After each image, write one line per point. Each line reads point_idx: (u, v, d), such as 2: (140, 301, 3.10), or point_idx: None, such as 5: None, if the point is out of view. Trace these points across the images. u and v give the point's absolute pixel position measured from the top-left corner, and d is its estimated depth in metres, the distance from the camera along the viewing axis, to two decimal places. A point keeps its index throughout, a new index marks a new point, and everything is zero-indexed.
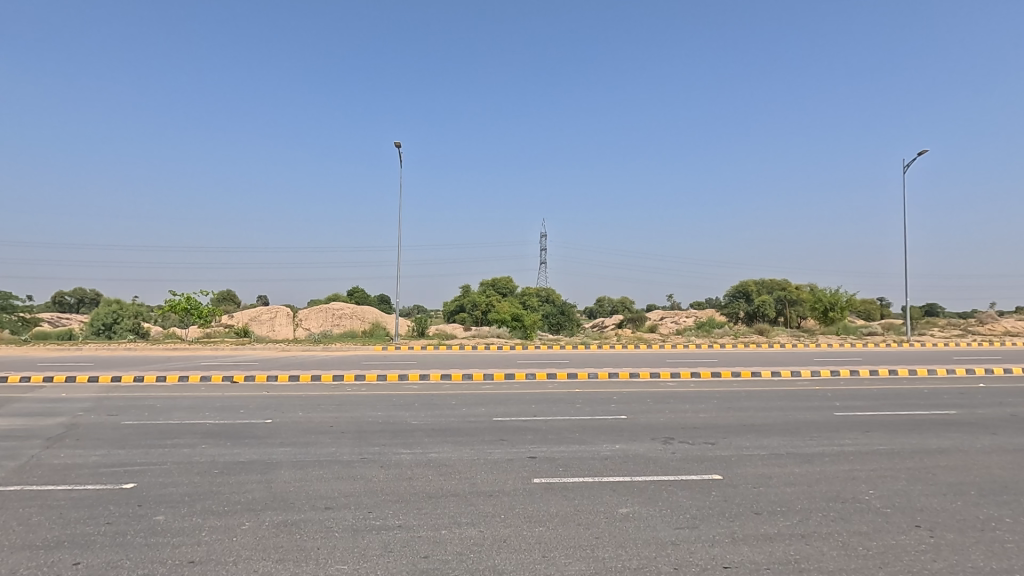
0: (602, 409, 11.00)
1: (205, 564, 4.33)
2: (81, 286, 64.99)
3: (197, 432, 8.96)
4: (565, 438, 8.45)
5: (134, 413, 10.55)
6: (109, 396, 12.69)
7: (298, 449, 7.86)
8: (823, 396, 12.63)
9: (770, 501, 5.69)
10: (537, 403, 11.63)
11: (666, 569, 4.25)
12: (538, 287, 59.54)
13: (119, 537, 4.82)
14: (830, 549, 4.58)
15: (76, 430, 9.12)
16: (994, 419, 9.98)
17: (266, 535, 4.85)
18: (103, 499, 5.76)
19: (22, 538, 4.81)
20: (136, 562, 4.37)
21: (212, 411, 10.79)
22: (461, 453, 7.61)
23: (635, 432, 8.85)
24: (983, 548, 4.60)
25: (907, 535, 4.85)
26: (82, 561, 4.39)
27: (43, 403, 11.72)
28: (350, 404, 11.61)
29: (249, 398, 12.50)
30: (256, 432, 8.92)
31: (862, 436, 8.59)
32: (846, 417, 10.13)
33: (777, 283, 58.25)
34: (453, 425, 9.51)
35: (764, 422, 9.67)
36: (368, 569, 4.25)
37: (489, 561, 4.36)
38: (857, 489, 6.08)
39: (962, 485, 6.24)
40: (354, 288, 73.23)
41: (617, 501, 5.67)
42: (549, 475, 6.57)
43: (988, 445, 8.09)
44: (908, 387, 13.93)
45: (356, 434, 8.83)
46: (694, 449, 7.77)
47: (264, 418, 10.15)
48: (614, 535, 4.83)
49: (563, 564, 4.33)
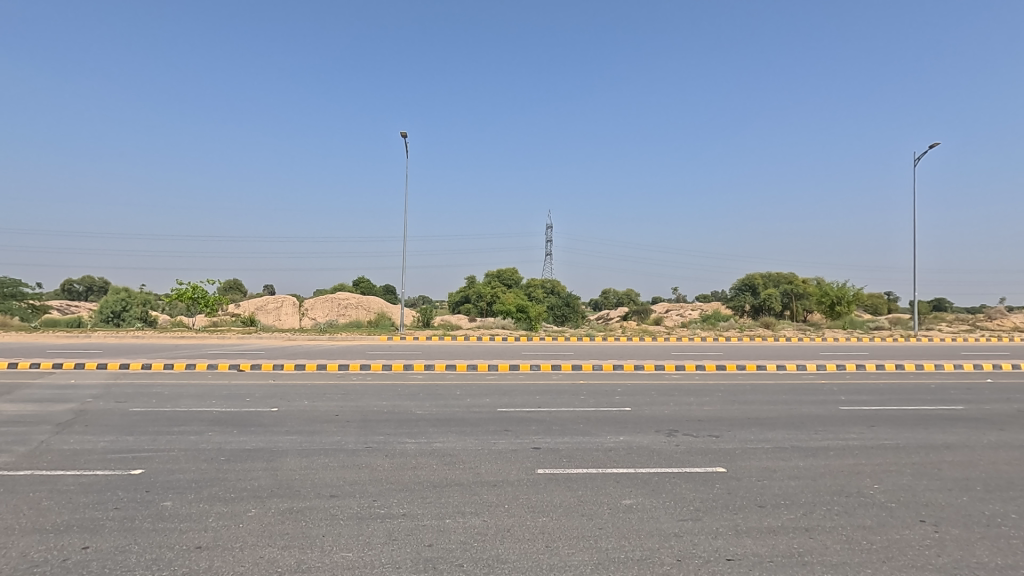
0: (605, 401, 10.97)
1: (212, 550, 4.37)
2: (90, 274, 65.92)
3: (204, 419, 9.04)
4: (569, 430, 8.46)
5: (142, 401, 10.62)
6: (118, 383, 12.77)
7: (304, 437, 7.93)
8: (828, 389, 12.65)
9: (774, 494, 5.69)
10: (541, 394, 11.66)
11: (670, 560, 4.26)
12: (543, 281, 60.18)
13: (127, 522, 4.87)
14: (833, 543, 4.57)
15: (85, 416, 9.23)
16: (1002, 415, 9.92)
17: (273, 523, 4.88)
18: (111, 485, 5.83)
19: (32, 521, 4.87)
20: (145, 546, 4.42)
21: (218, 399, 10.87)
22: (466, 442, 7.66)
23: (639, 424, 8.90)
24: (989, 544, 4.59)
25: (912, 530, 4.83)
26: (91, 545, 4.44)
27: (52, 390, 11.80)
28: (355, 393, 11.66)
29: (255, 386, 12.56)
30: (263, 420, 9.00)
31: (868, 431, 8.54)
32: (852, 411, 10.09)
33: (783, 278, 58.39)
34: (458, 414, 9.59)
35: (768, 416, 9.63)
36: (373, 556, 4.28)
37: (493, 551, 4.38)
38: (862, 482, 6.08)
39: (968, 481, 6.20)
40: (359, 281, 75.69)
41: (621, 492, 5.69)
42: (552, 467, 6.56)
43: (996, 440, 8.04)
44: (915, 382, 13.87)
45: (361, 423, 8.86)
46: (698, 442, 7.80)
47: (270, 406, 10.23)
48: (617, 527, 4.84)
49: (565, 554, 4.35)
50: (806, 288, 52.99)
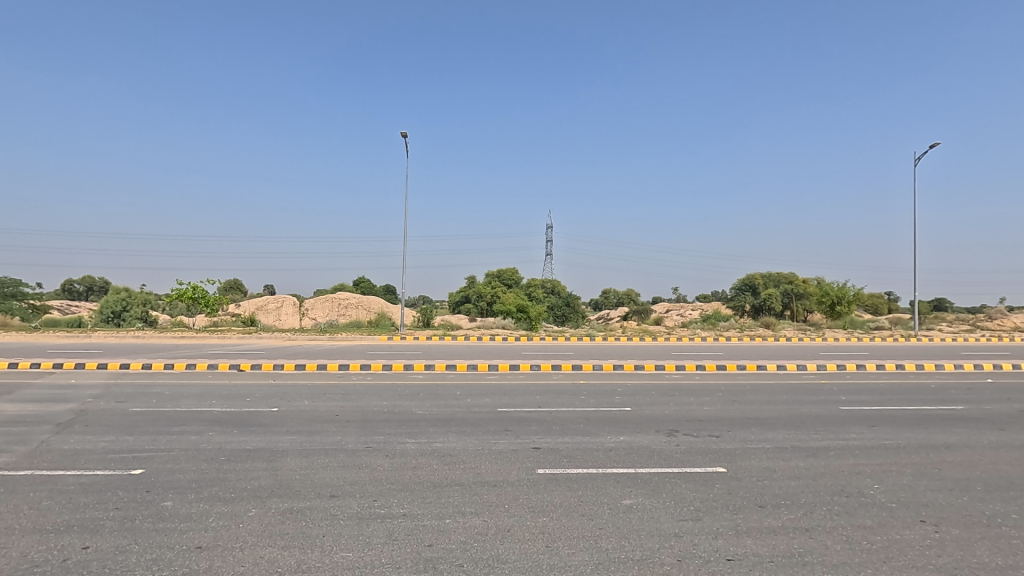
0: (606, 401, 10.96)
1: (212, 550, 4.37)
2: (90, 274, 65.96)
3: (203, 419, 9.04)
4: (569, 430, 8.46)
5: (142, 401, 10.63)
6: (118, 383, 12.76)
7: (304, 437, 7.93)
8: (829, 389, 12.65)
9: (774, 494, 5.69)
10: (541, 394, 11.66)
11: (670, 560, 4.26)
12: (543, 281, 60.21)
13: (127, 522, 4.87)
14: (834, 543, 4.57)
15: (85, 416, 9.23)
16: (1002, 415, 9.91)
17: (273, 523, 4.88)
18: (111, 485, 5.83)
19: (32, 521, 4.87)
20: (145, 546, 4.43)
21: (219, 399, 10.87)
22: (466, 442, 7.65)
23: (640, 424, 8.89)
24: (990, 544, 4.58)
25: (912, 530, 4.83)
26: (92, 545, 4.44)
27: (53, 390, 11.81)
28: (355, 393, 11.65)
29: (255, 386, 12.55)
30: (263, 420, 9.00)
31: (868, 431, 8.53)
32: (852, 411, 10.09)
33: (783, 278, 58.40)
34: (458, 414, 9.59)
35: (769, 416, 9.63)
36: (373, 556, 4.28)
37: (493, 551, 4.37)
38: (863, 483, 6.08)
39: (969, 481, 6.20)
40: (360, 281, 75.77)
41: (621, 492, 5.69)
42: (552, 467, 6.56)
43: (996, 441, 8.03)
44: (916, 382, 13.86)
45: (361, 423, 8.86)
46: (698, 442, 7.80)
47: (270, 406, 10.23)
48: (617, 527, 4.84)
49: (566, 554, 4.35)
50: (806, 288, 52.95)
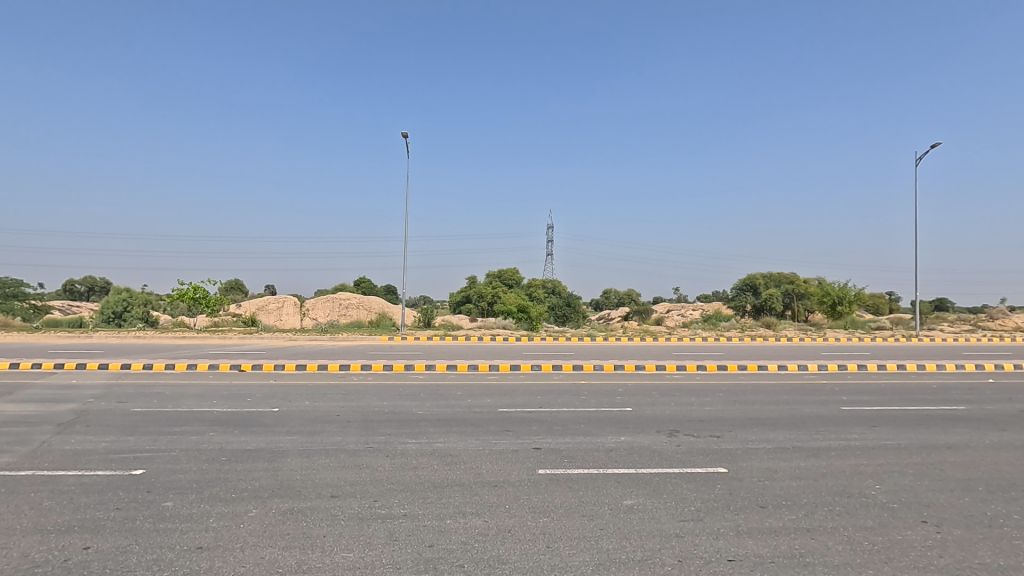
0: (607, 401, 10.96)
1: (213, 550, 4.37)
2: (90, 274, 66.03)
3: (204, 419, 9.04)
4: (570, 430, 8.47)
5: (143, 401, 10.64)
6: (119, 383, 12.77)
7: (305, 437, 7.94)
8: (830, 389, 12.64)
9: (776, 495, 5.68)
10: (542, 394, 11.67)
11: (670, 561, 4.26)
12: (544, 281, 60.28)
13: (127, 523, 4.87)
14: (835, 543, 4.57)
15: (86, 416, 9.25)
16: (1004, 415, 9.91)
17: (273, 523, 4.88)
18: (112, 485, 5.84)
19: (34, 521, 4.88)
20: (146, 547, 4.42)
21: (220, 399, 10.89)
22: (467, 442, 7.65)
23: (640, 424, 8.90)
24: (991, 544, 4.57)
25: (913, 531, 4.83)
26: (93, 545, 4.45)
27: (54, 391, 11.81)
28: (356, 394, 11.65)
29: (256, 386, 12.56)
30: (264, 420, 9.01)
31: (870, 431, 8.53)
32: (854, 411, 10.08)
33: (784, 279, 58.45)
34: (459, 414, 9.60)
35: (769, 416, 9.63)
36: (373, 557, 4.28)
37: (493, 551, 4.38)
38: (864, 483, 6.07)
39: (970, 481, 6.19)
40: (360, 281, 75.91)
41: (621, 493, 5.69)
42: (553, 467, 6.56)
43: (997, 441, 8.03)
44: (917, 382, 13.86)
45: (362, 423, 8.87)
46: (699, 441, 7.81)
47: (271, 406, 10.24)
48: (618, 527, 4.84)
49: (567, 555, 4.34)
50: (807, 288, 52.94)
